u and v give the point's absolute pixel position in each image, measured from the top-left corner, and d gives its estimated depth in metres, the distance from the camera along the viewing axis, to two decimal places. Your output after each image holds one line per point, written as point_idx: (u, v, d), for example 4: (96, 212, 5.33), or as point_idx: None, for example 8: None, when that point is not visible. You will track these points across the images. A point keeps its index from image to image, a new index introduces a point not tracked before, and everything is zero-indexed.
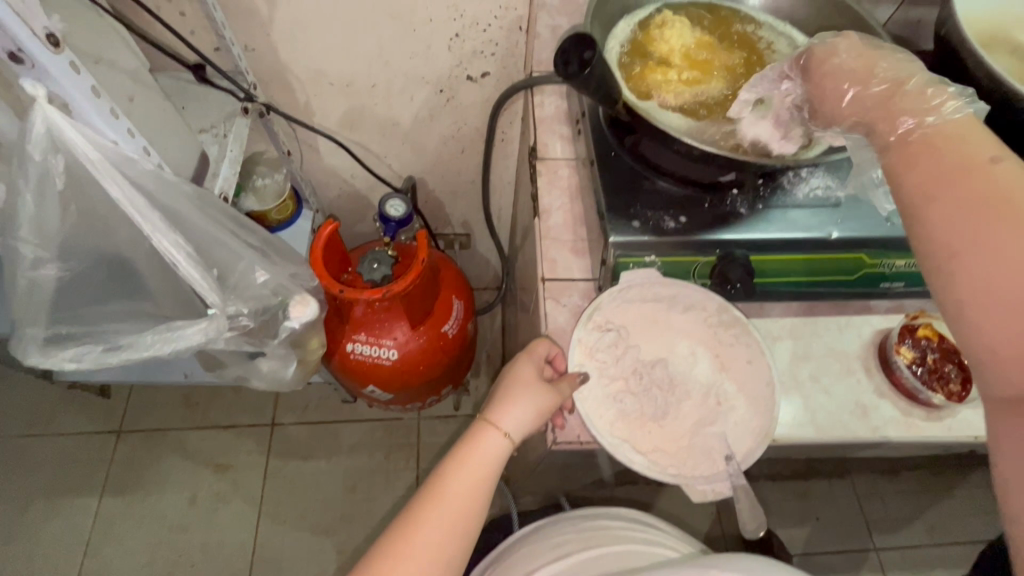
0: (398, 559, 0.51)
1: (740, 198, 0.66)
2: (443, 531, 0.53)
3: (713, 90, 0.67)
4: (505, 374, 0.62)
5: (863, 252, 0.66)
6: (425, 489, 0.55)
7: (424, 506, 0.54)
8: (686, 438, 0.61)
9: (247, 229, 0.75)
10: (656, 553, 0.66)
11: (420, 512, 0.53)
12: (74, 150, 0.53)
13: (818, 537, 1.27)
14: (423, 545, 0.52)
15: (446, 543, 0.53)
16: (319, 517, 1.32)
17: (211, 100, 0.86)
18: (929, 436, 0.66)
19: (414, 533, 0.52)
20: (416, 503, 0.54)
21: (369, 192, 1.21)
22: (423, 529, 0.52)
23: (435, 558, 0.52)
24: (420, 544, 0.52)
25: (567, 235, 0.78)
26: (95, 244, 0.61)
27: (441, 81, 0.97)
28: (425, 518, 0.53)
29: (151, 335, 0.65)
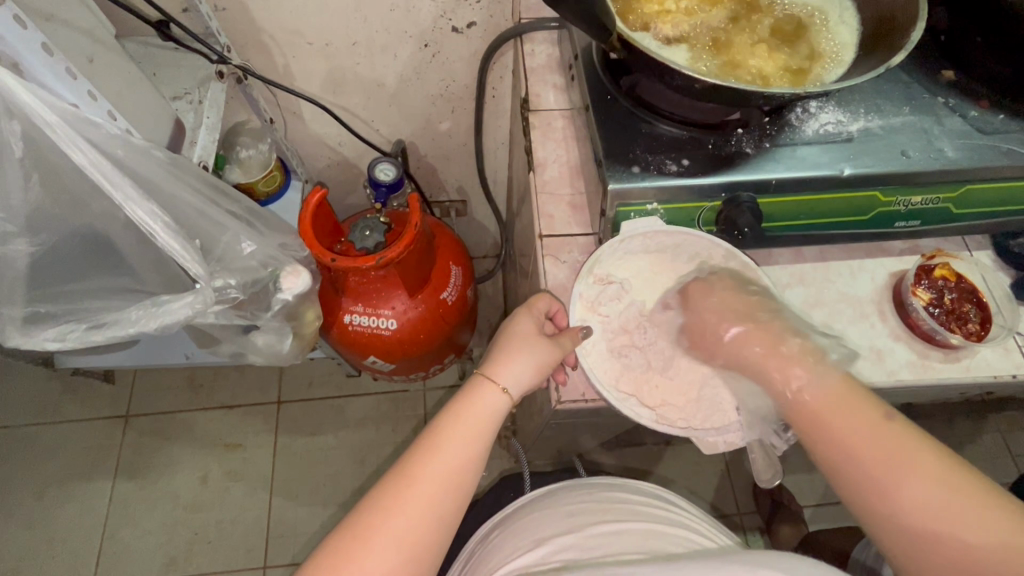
0: (389, 513, 0.49)
1: (745, 136, 0.62)
2: (437, 487, 0.50)
3: (717, 19, 0.62)
4: (503, 331, 0.60)
5: (877, 189, 0.63)
6: (419, 444, 0.53)
7: (417, 460, 0.51)
8: (695, 390, 0.59)
9: (230, 198, 0.72)
10: (676, 535, 0.63)
11: (414, 467, 0.51)
12: (30, 114, 0.50)
13: (829, 488, 1.29)
14: (417, 500, 0.49)
15: (441, 499, 0.50)
16: (330, 490, 1.33)
17: (183, 66, 0.81)
18: (948, 378, 0.64)
19: (407, 489, 0.50)
20: (408, 459, 0.52)
21: (359, 160, 1.17)
22: (416, 484, 0.50)
23: (428, 514, 0.50)
24: (413, 500, 0.49)
25: (564, 190, 0.75)
26: (67, 217, 0.58)
27: (424, 34, 0.91)
28: (418, 473, 0.51)
29: (136, 309, 0.63)
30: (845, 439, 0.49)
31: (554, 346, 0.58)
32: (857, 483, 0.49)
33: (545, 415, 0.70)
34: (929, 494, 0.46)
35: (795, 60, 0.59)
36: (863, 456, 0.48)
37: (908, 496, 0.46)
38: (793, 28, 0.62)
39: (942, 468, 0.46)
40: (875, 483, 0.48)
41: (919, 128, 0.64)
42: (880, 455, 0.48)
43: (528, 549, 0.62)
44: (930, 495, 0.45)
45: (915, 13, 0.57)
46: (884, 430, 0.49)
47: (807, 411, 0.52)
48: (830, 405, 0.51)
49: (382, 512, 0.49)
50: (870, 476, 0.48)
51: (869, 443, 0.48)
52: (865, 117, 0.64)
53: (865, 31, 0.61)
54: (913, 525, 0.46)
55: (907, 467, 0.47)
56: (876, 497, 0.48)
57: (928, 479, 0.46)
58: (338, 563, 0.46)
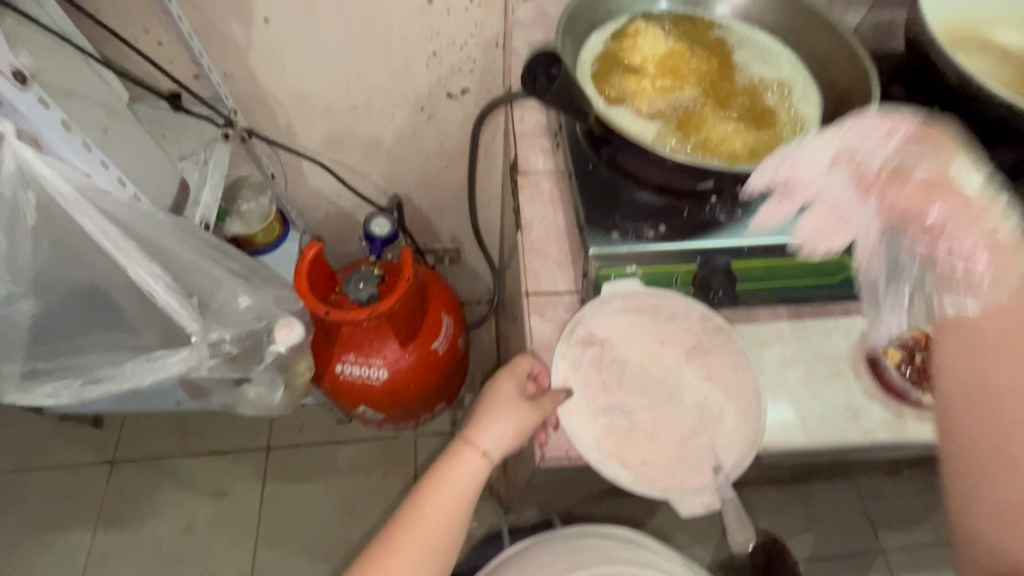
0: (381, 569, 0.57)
1: (719, 204, 0.66)
2: (423, 547, 0.57)
3: (688, 98, 0.67)
4: (486, 394, 0.64)
5: (845, 254, 0.66)
6: (406, 506, 0.60)
7: (406, 524, 0.58)
8: (675, 449, 0.60)
9: (229, 255, 0.74)
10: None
11: (402, 526, 0.58)
12: (45, 184, 0.53)
13: (823, 541, 1.29)
14: (406, 559, 0.57)
15: (427, 557, 0.58)
16: (317, 540, 1.31)
17: (191, 129, 0.86)
18: (923, 437, 0.65)
19: (396, 546, 0.58)
20: (399, 520, 0.59)
21: (356, 212, 1.21)
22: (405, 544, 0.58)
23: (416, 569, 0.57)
24: (404, 559, 0.57)
25: (550, 249, 0.78)
26: (72, 277, 0.61)
27: (421, 98, 0.97)
28: (406, 536, 0.58)
29: (132, 364, 0.65)
30: (980, 356, 0.46)
31: (534, 409, 0.60)
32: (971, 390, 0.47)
33: (530, 470, 0.70)
34: (996, 362, 0.46)
35: (761, 136, 0.64)
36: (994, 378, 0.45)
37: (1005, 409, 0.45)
38: (759, 106, 0.67)
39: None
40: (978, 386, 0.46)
41: None
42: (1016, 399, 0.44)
43: None
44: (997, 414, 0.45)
45: (870, 97, 0.62)
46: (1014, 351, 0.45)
47: (957, 327, 0.48)
48: (975, 349, 0.47)
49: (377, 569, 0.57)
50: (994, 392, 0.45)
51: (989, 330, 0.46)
52: None
53: (825, 109, 0.67)
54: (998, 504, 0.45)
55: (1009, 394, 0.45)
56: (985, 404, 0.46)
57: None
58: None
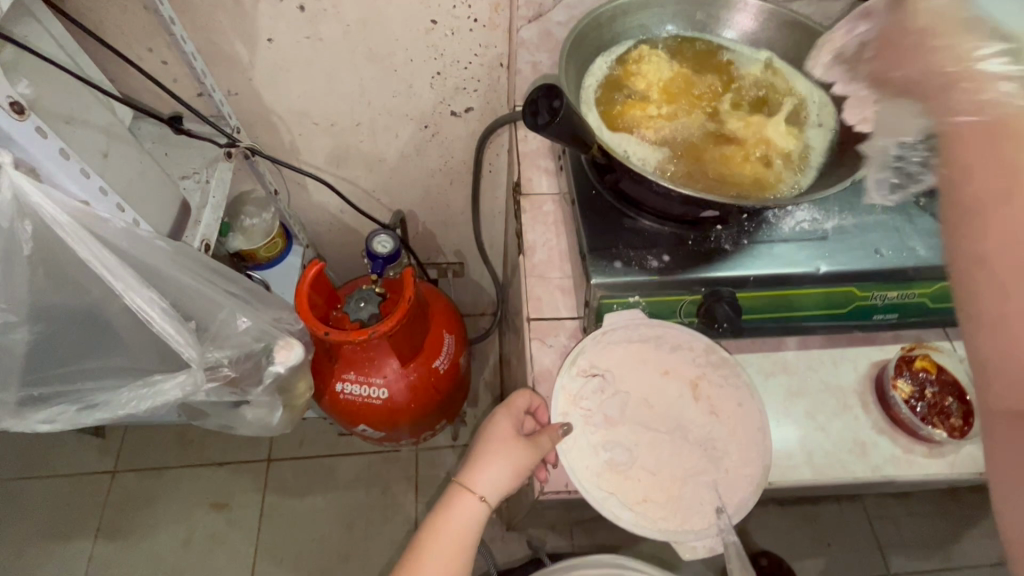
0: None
1: (724, 233, 0.65)
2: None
3: (694, 126, 0.66)
4: (483, 433, 0.62)
5: (852, 285, 0.65)
6: (404, 557, 0.58)
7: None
8: (678, 487, 0.58)
9: (229, 277, 0.74)
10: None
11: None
12: (40, 212, 0.53)
13: (829, 565, 1.27)
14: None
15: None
16: (315, 556, 1.30)
17: (193, 146, 0.86)
18: (932, 474, 0.64)
19: None
20: (397, 572, 0.57)
21: (359, 226, 1.20)
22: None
23: None
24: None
25: (553, 273, 0.77)
26: (69, 304, 0.60)
27: (424, 117, 0.96)
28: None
29: (127, 391, 0.64)
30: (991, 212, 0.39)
31: (531, 448, 0.59)
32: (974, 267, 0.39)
33: (530, 501, 0.69)
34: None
35: (769, 166, 0.63)
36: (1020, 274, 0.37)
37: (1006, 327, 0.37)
38: (768, 134, 0.65)
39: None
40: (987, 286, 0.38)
41: (891, 227, 0.67)
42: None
43: None
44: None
45: None
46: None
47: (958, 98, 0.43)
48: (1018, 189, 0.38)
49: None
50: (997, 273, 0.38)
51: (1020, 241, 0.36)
52: (839, 216, 0.67)
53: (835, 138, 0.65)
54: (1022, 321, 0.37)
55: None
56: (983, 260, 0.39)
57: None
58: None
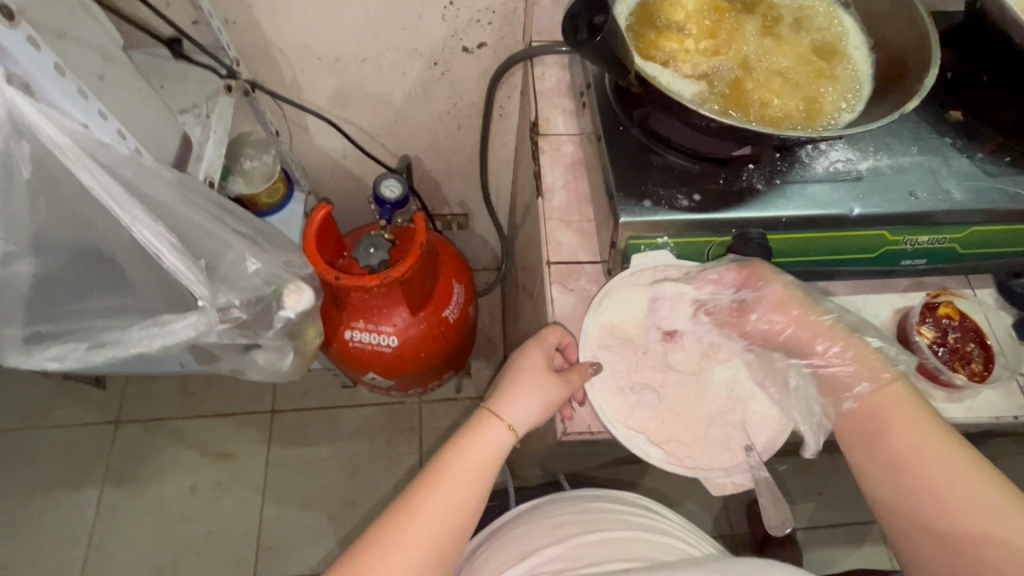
0: (388, 548, 0.48)
1: (756, 172, 0.63)
2: (440, 522, 0.50)
3: (728, 56, 0.62)
4: (512, 363, 0.59)
5: (885, 229, 0.63)
6: (422, 478, 0.52)
7: (421, 496, 0.51)
8: (703, 428, 0.59)
9: (236, 216, 0.71)
10: (659, 542, 0.62)
11: (417, 499, 0.51)
12: (38, 134, 0.49)
13: (821, 512, 1.31)
14: (419, 538, 0.49)
15: (442, 536, 0.50)
16: (323, 502, 1.31)
17: (191, 78, 0.81)
18: (950, 418, 0.64)
19: (409, 525, 0.49)
20: (412, 491, 0.52)
21: (363, 174, 1.16)
22: (417, 519, 0.50)
23: (430, 551, 0.49)
24: (415, 538, 0.49)
25: (573, 216, 0.75)
26: (72, 237, 0.57)
27: (434, 53, 0.91)
28: (419, 510, 0.50)
29: (139, 330, 0.63)
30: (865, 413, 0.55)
31: (562, 382, 0.57)
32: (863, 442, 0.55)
33: (549, 443, 0.69)
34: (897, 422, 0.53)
35: (811, 102, 0.60)
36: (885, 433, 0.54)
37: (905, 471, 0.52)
38: (803, 67, 0.62)
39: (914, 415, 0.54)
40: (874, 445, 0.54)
41: (926, 168, 0.64)
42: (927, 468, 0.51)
43: (515, 563, 0.61)
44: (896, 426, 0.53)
45: (927, 59, 0.58)
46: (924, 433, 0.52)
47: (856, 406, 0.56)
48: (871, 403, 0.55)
49: (382, 550, 0.48)
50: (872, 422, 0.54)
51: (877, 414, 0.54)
52: (874, 156, 0.65)
53: (877, 73, 0.62)
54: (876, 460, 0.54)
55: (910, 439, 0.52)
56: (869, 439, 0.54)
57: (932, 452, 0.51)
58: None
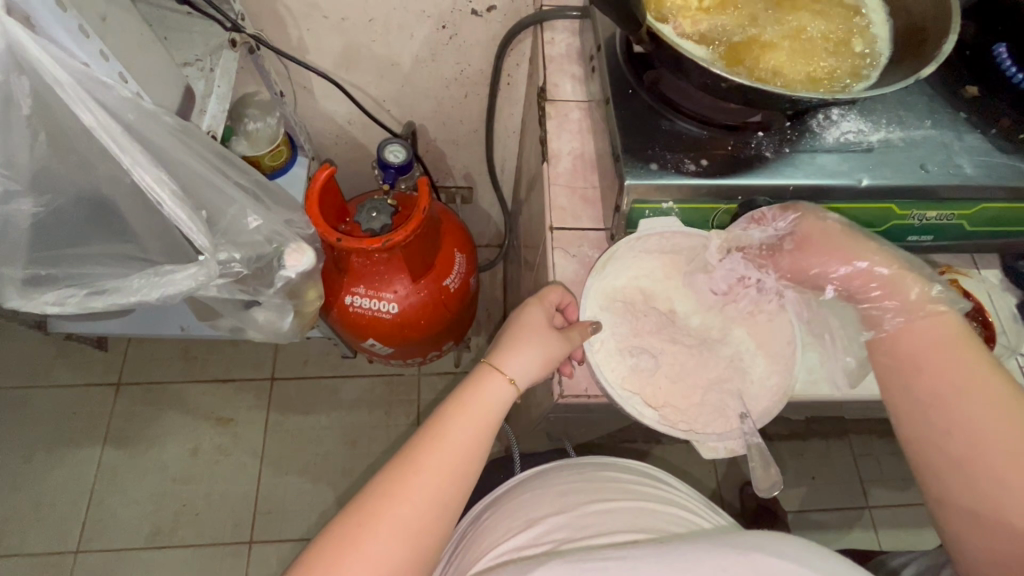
0: (392, 500, 0.48)
1: (766, 140, 0.62)
2: (441, 472, 0.50)
3: (745, 19, 0.60)
4: (513, 320, 0.60)
5: (894, 202, 0.62)
6: (426, 429, 0.53)
7: (424, 447, 0.51)
8: (699, 395, 0.59)
9: (239, 169, 0.70)
10: (667, 513, 0.62)
11: (420, 450, 0.51)
12: (39, 68, 0.49)
13: (814, 495, 1.32)
14: (422, 485, 0.49)
15: (445, 487, 0.50)
16: (320, 468, 1.33)
17: (195, 32, 0.79)
18: None
19: (412, 474, 0.50)
20: (415, 445, 0.52)
21: (367, 141, 1.15)
22: (421, 471, 0.50)
23: (432, 501, 0.49)
24: (419, 487, 0.49)
25: (577, 182, 0.74)
26: (74, 180, 0.58)
27: (443, 16, 0.89)
28: (422, 461, 0.50)
29: (139, 278, 0.63)
30: (914, 368, 0.53)
31: (563, 340, 0.58)
32: (896, 385, 0.54)
33: (546, 407, 0.69)
34: (955, 379, 0.51)
35: (820, 68, 0.59)
36: (944, 386, 0.51)
37: (949, 417, 0.50)
38: (818, 32, 0.61)
39: (990, 367, 0.51)
40: (925, 400, 0.52)
41: (939, 142, 0.63)
42: (981, 438, 0.49)
43: (520, 530, 0.60)
44: (948, 382, 0.51)
45: (946, 27, 0.56)
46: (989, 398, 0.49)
47: (909, 338, 0.54)
48: (941, 343, 0.53)
49: (384, 499, 0.48)
50: (929, 370, 0.52)
51: (938, 363, 0.52)
52: (886, 128, 0.63)
53: (895, 42, 0.60)
54: (939, 418, 0.51)
55: (970, 402, 0.50)
56: (922, 393, 0.52)
57: (991, 418, 0.49)
58: (345, 542, 0.46)
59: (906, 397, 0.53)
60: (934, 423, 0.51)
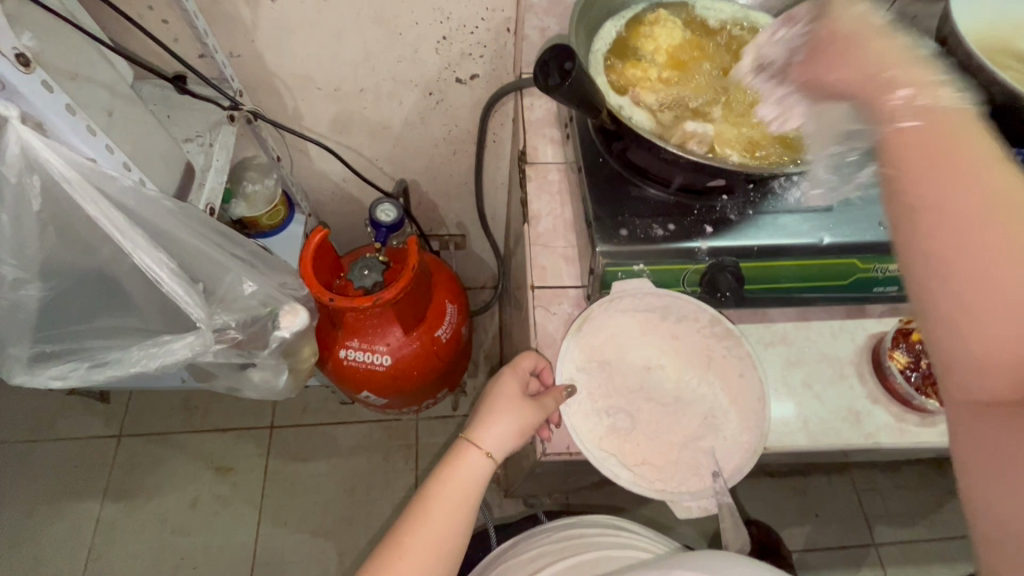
0: None
1: (730, 203, 0.65)
2: (425, 553, 0.53)
3: (703, 94, 0.65)
4: (489, 389, 0.62)
5: (856, 257, 0.65)
6: (410, 508, 0.55)
7: (409, 527, 0.54)
8: (675, 451, 0.61)
9: (235, 240, 0.74)
10: (627, 553, 0.65)
11: (405, 529, 0.54)
12: (49, 168, 0.53)
13: (818, 534, 1.31)
14: (407, 569, 0.51)
15: (432, 565, 0.53)
16: (319, 518, 1.33)
17: (196, 109, 0.85)
18: (922, 441, 0.66)
19: (398, 556, 0.52)
20: (400, 525, 0.54)
21: (362, 197, 1.20)
22: (406, 551, 0.52)
23: None
24: (404, 569, 0.52)
25: (557, 241, 0.78)
26: (77, 262, 0.62)
27: (429, 84, 0.95)
28: (408, 543, 0.53)
29: (137, 350, 0.66)
30: (948, 146, 0.42)
31: (537, 407, 0.60)
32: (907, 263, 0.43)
33: (532, 464, 0.71)
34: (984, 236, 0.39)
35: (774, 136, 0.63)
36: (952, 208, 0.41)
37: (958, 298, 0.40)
38: None
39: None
40: (931, 258, 0.41)
41: None
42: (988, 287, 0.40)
43: None
44: (992, 265, 0.39)
45: None
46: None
47: (911, 149, 0.43)
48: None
49: None
50: (938, 231, 0.41)
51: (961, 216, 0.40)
52: None
53: None
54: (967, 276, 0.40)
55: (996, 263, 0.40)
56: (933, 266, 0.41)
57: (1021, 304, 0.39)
58: None
59: (919, 232, 0.42)
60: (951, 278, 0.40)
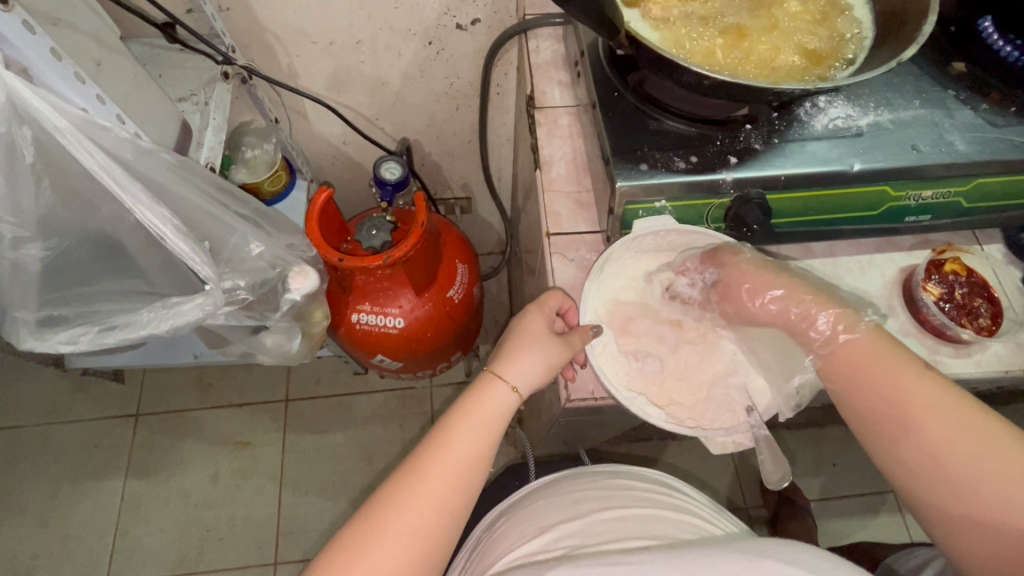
0: (401, 508, 0.49)
1: (754, 132, 0.62)
2: (445, 481, 0.51)
3: (724, 14, 0.61)
4: (513, 329, 0.61)
5: (887, 184, 0.62)
6: (431, 437, 0.53)
7: (428, 456, 0.52)
8: (705, 390, 0.60)
9: (237, 199, 0.72)
10: (679, 520, 0.62)
11: (425, 455, 0.52)
12: (39, 116, 0.51)
13: (836, 482, 1.31)
14: (426, 495, 0.50)
15: (451, 495, 0.51)
16: (339, 486, 1.34)
17: (189, 67, 0.81)
18: (957, 373, 0.64)
19: (416, 483, 0.50)
20: (420, 452, 0.52)
21: (364, 160, 1.17)
22: (426, 477, 0.51)
23: (439, 508, 0.50)
24: (424, 494, 0.50)
25: (570, 187, 0.75)
26: (77, 220, 0.60)
27: (428, 32, 0.91)
28: (427, 469, 0.51)
29: (146, 311, 0.65)
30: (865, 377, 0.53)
31: (564, 345, 0.59)
32: (867, 425, 0.53)
33: (555, 413, 0.70)
34: (925, 400, 0.51)
35: (801, 54, 0.59)
36: (888, 403, 0.52)
37: (916, 430, 0.51)
38: (796, 19, 0.61)
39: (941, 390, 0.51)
40: (912, 452, 0.51)
41: (929, 121, 0.63)
42: (933, 436, 0.50)
43: (533, 536, 0.61)
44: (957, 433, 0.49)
45: (925, 8, 0.56)
46: (909, 374, 0.52)
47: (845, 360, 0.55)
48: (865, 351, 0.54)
49: (395, 505, 0.49)
50: (872, 389, 0.53)
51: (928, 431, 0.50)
52: (875, 111, 0.63)
53: (876, 26, 0.61)
54: (915, 439, 0.51)
55: (931, 412, 0.50)
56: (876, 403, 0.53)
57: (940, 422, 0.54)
58: (350, 555, 0.47)
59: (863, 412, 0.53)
60: (885, 421, 0.52)
